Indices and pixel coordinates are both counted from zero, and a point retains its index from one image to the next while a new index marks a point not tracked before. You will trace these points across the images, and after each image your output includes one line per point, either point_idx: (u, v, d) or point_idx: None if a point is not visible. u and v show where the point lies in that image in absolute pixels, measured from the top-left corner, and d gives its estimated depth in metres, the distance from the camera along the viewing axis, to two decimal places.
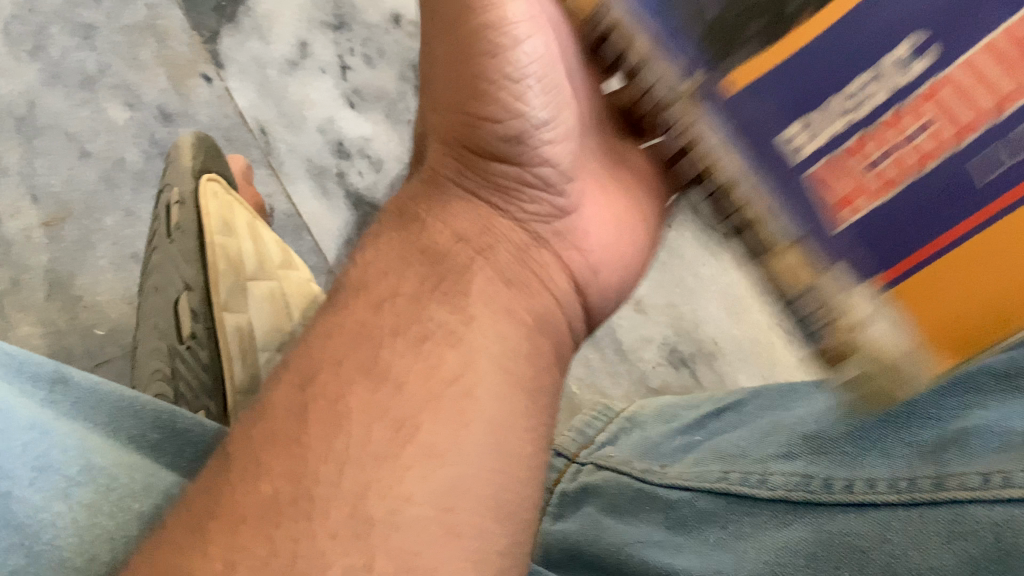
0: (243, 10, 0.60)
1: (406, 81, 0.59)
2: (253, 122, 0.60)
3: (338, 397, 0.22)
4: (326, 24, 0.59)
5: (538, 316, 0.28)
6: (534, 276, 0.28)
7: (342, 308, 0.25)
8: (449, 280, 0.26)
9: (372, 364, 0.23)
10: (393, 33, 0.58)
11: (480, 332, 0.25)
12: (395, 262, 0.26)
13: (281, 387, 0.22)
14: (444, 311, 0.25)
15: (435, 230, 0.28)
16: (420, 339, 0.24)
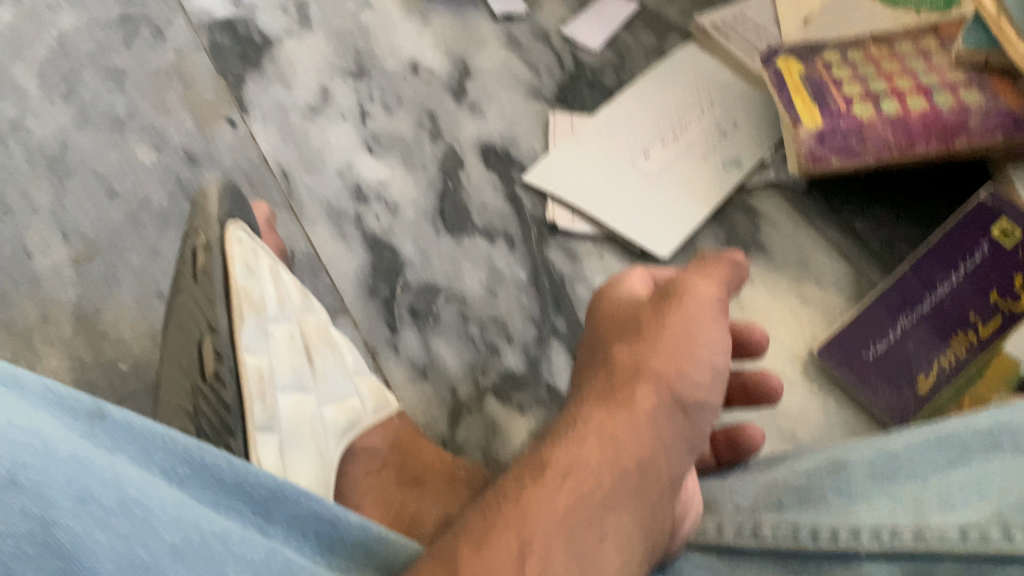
0: (265, 57, 0.68)
1: (423, 126, 0.66)
2: (276, 165, 0.62)
3: (548, 559, 0.27)
4: (346, 73, 0.69)
5: (662, 524, 0.32)
6: (671, 489, 0.32)
7: (544, 483, 0.29)
8: (631, 482, 0.30)
9: (571, 544, 0.27)
10: (410, 79, 0.69)
11: (632, 537, 0.30)
12: (591, 449, 0.30)
13: (503, 539, 0.27)
14: (616, 516, 0.29)
15: (626, 427, 0.32)
16: (599, 537, 0.28)
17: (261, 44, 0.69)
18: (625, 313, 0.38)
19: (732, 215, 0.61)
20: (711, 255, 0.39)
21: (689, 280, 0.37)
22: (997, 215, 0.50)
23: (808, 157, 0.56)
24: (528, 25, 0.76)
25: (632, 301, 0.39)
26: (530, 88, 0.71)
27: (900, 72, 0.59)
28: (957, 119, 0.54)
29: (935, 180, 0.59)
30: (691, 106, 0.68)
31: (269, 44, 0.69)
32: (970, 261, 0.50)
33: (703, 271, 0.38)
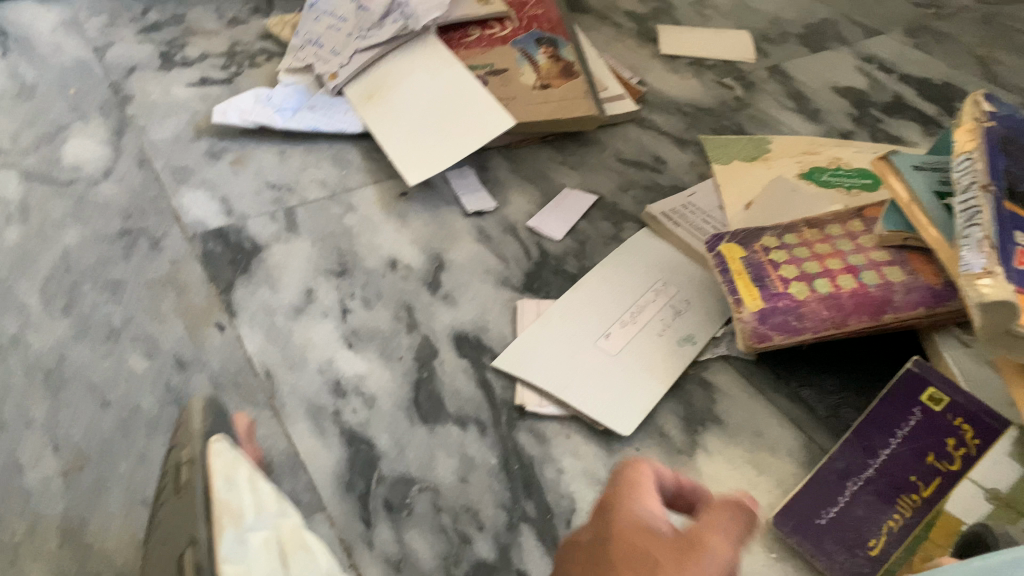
0: (254, 263, 0.75)
1: (400, 319, 0.71)
2: (260, 365, 0.66)
3: None
4: (329, 272, 0.75)
5: None
6: None
7: None
8: None
9: None
10: (388, 275, 0.75)
11: None
12: None
13: None
14: None
15: None
16: None
17: (251, 249, 0.77)
18: (638, 549, 0.35)
19: (690, 389, 0.66)
20: (728, 496, 0.36)
21: (705, 535, 0.35)
22: (924, 383, 0.55)
23: (752, 336, 0.60)
24: (496, 218, 0.84)
25: (649, 539, 0.35)
26: (500, 276, 0.77)
27: (830, 252, 0.65)
28: (883, 294, 0.60)
29: (861, 351, 0.66)
30: (647, 287, 0.75)
31: (259, 247, 0.77)
32: (905, 428, 0.54)
33: (722, 526, 0.35)
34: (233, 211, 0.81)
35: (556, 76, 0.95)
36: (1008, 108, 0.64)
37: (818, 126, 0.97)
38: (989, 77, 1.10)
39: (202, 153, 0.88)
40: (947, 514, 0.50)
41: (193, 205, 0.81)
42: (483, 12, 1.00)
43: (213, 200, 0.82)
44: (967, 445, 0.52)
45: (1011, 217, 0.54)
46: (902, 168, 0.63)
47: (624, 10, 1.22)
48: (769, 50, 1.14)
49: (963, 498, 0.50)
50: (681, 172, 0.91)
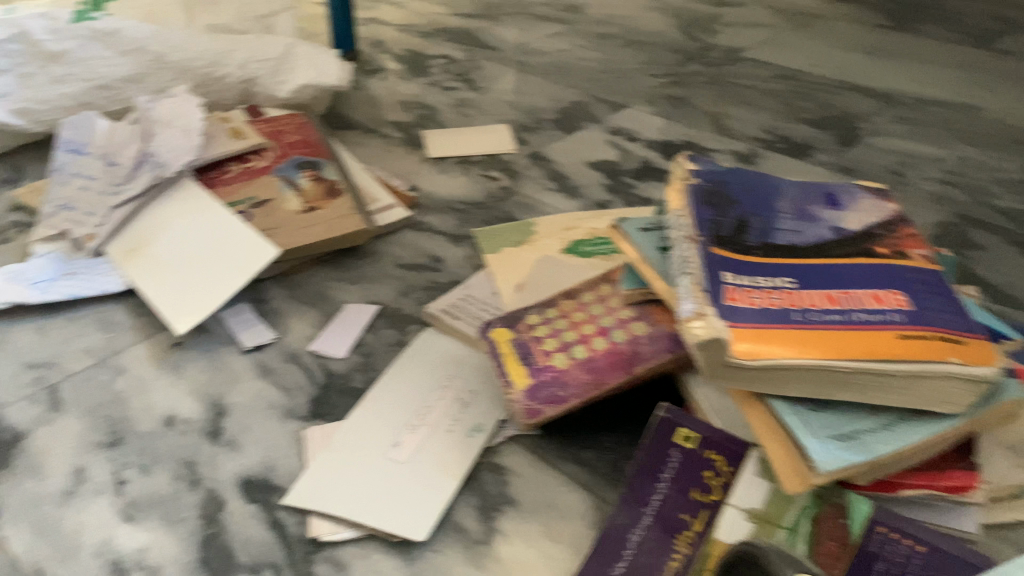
0: (14, 455, 0.70)
1: (181, 478, 0.68)
2: (27, 564, 0.61)
3: None
4: (101, 445, 0.71)
5: None
6: None
7: None
8: None
9: None
10: (166, 434, 0.72)
11: None
12: None
13: None
14: None
15: None
16: None
17: (10, 440, 0.71)
18: None
19: (482, 477, 0.67)
20: None
21: None
22: (674, 426, 0.59)
23: (526, 413, 0.63)
24: (276, 349, 0.83)
25: None
26: (284, 409, 0.76)
27: (585, 319, 0.70)
28: (631, 348, 0.65)
29: (628, 403, 0.71)
30: (433, 384, 0.76)
31: (19, 436, 0.72)
32: (667, 470, 0.58)
33: None
34: None
35: (320, 197, 0.96)
36: (709, 164, 0.72)
37: (577, 202, 1.04)
38: (720, 130, 1.20)
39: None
40: (719, 540, 0.55)
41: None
42: (239, 146, 1.01)
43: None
44: (720, 474, 0.58)
45: (718, 260, 0.60)
46: (630, 231, 0.70)
47: (390, 121, 1.25)
48: (528, 138, 1.20)
49: (728, 523, 0.55)
50: (457, 266, 0.94)
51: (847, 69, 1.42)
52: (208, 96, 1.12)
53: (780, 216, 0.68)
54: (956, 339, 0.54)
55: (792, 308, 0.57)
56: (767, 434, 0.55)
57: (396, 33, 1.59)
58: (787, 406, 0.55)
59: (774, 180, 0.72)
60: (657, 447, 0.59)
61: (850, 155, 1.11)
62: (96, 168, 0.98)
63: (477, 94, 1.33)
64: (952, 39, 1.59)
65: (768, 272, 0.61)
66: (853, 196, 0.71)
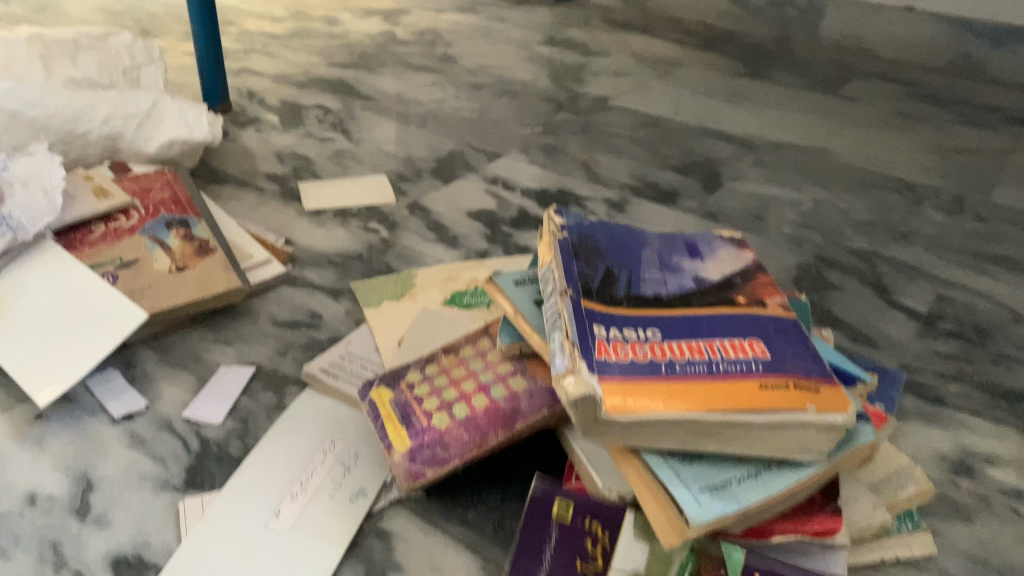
0: None
1: (45, 561, 0.63)
2: None
3: None
4: None
5: None
6: None
7: None
8: None
9: None
10: (27, 513, 0.67)
11: None
12: None
13: None
14: None
15: None
16: None
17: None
18: None
19: (368, 544, 0.66)
20: None
21: None
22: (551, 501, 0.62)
23: (408, 476, 0.64)
24: (149, 418, 0.77)
25: None
26: (159, 479, 0.71)
27: (465, 375, 0.71)
28: (511, 405, 0.67)
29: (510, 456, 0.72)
30: (314, 447, 0.74)
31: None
32: (548, 548, 0.60)
33: None
34: None
35: (191, 256, 0.92)
36: (577, 217, 0.75)
37: (457, 252, 1.05)
38: (593, 178, 1.24)
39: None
40: None
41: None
42: (103, 205, 0.95)
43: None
44: (599, 540, 0.60)
45: (586, 313, 0.63)
46: (505, 285, 0.72)
47: (264, 173, 1.24)
48: (406, 189, 1.21)
49: None
50: (338, 321, 0.92)
51: (707, 115, 1.51)
52: (69, 153, 1.05)
53: (644, 267, 0.71)
54: (810, 387, 0.59)
55: (659, 361, 0.60)
56: (644, 491, 0.57)
57: (269, 83, 1.58)
58: (661, 462, 0.57)
59: (638, 232, 0.76)
60: (535, 527, 0.62)
61: (713, 200, 1.17)
62: None
63: (353, 144, 1.35)
64: (801, 85, 1.71)
65: (636, 324, 0.64)
66: (711, 245, 0.76)
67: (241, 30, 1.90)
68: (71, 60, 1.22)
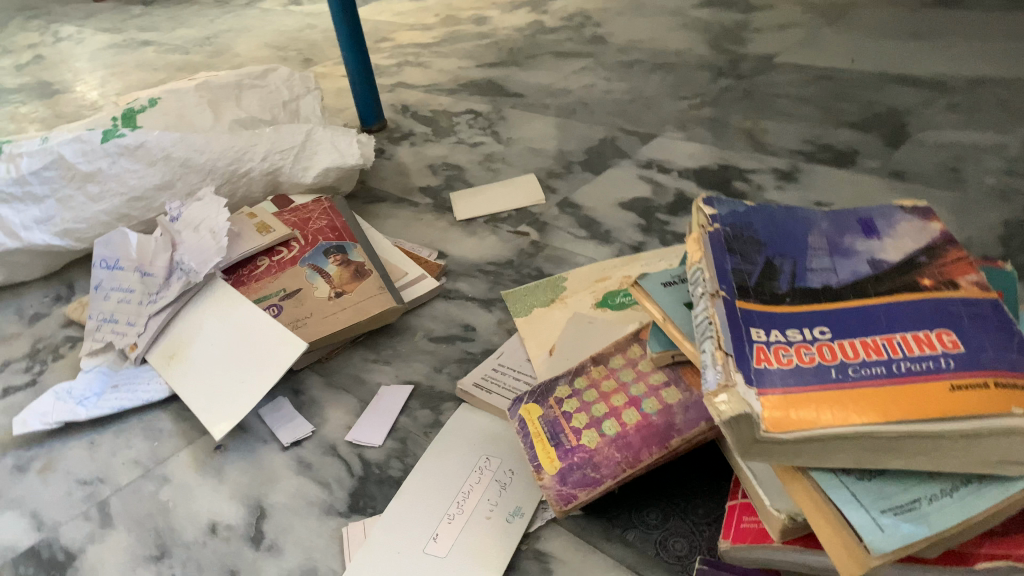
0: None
1: None
2: None
3: None
4: (148, 557, 0.70)
5: None
6: None
7: None
8: None
9: None
10: (209, 543, 0.70)
11: None
12: None
13: None
14: None
15: None
16: None
17: (64, 560, 0.71)
18: None
19: (525, 565, 0.63)
20: None
21: None
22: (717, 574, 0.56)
23: (559, 500, 0.60)
24: (315, 442, 0.79)
25: None
26: (324, 505, 0.72)
27: (615, 388, 0.66)
28: (665, 420, 0.61)
29: (672, 477, 0.66)
30: (469, 468, 0.72)
31: (70, 558, 0.71)
32: None
33: None
34: (42, 523, 0.75)
35: (348, 281, 0.93)
36: (731, 204, 0.67)
37: (610, 247, 1.00)
38: (757, 147, 1.14)
39: (8, 470, 0.82)
40: None
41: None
42: (267, 240, 0.99)
43: (23, 518, 0.76)
44: None
45: (742, 316, 0.56)
46: (654, 289, 0.66)
47: (418, 187, 1.25)
48: (556, 186, 1.17)
49: None
50: (490, 333, 0.90)
51: (889, 58, 1.34)
52: (236, 193, 1.13)
53: (811, 254, 0.62)
54: (1017, 384, 0.48)
55: (828, 365, 0.52)
56: (813, 512, 0.49)
57: (422, 95, 1.60)
58: (832, 480, 0.49)
59: (803, 212, 0.67)
60: None
61: (900, 157, 1.02)
62: (131, 280, 0.97)
63: (503, 146, 1.33)
64: (1004, 4, 1.48)
65: (800, 323, 0.56)
66: (891, 220, 0.65)
67: (396, 45, 1.95)
68: (236, 101, 1.22)
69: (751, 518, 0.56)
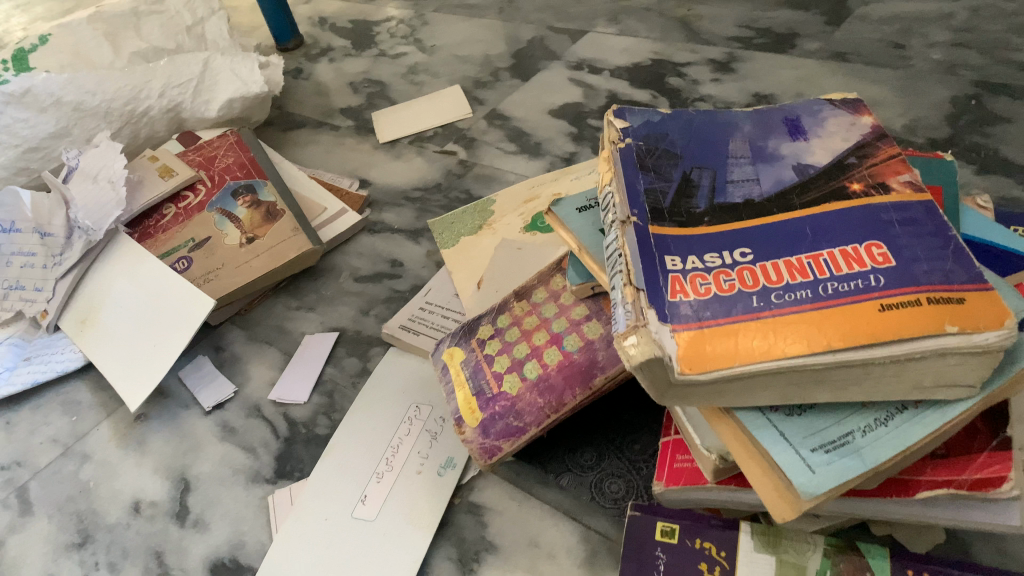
0: None
1: (151, 572, 0.63)
2: None
3: None
4: (70, 544, 0.67)
5: None
6: None
7: None
8: None
9: None
10: (133, 523, 0.67)
11: None
12: None
13: None
14: None
15: None
16: None
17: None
18: None
19: (459, 520, 0.60)
20: None
21: None
22: (653, 520, 0.52)
23: (483, 453, 0.57)
24: (239, 403, 0.75)
25: None
26: (251, 471, 0.68)
27: (537, 325, 0.62)
28: (587, 357, 0.57)
29: (606, 412, 0.62)
30: (398, 420, 0.68)
31: None
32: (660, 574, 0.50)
33: None
34: None
35: (260, 224, 0.87)
36: (644, 114, 0.61)
37: (541, 161, 0.94)
38: (693, 36, 1.06)
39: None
40: None
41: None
42: (169, 186, 0.92)
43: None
44: (718, 563, 0.49)
45: (656, 243, 0.51)
46: (568, 215, 0.61)
47: (339, 109, 1.17)
48: (483, 97, 1.09)
49: None
50: (418, 267, 0.85)
51: None
52: (138, 133, 1.05)
53: (732, 163, 0.57)
54: (951, 298, 0.44)
55: (749, 291, 0.48)
56: (742, 453, 0.47)
57: (341, 4, 1.48)
58: (759, 420, 0.46)
59: (723, 116, 0.62)
60: (639, 549, 0.52)
61: (841, 36, 0.96)
62: (32, 244, 0.90)
63: (426, 55, 1.24)
64: None
65: (719, 245, 0.51)
66: (817, 117, 0.61)
67: None
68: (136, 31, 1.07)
69: (684, 457, 0.53)
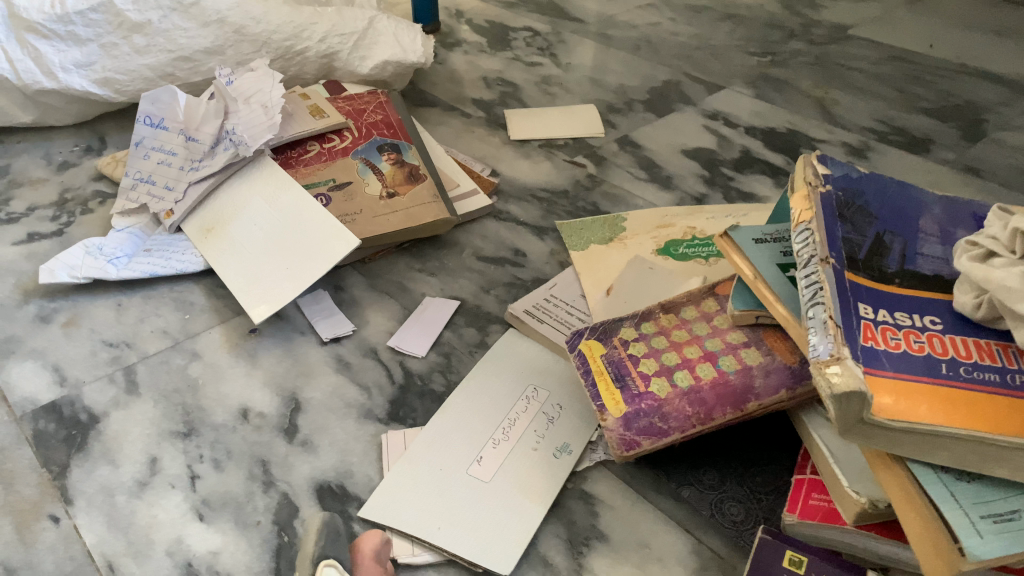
0: (91, 436, 0.67)
1: (254, 478, 0.64)
2: (99, 558, 0.58)
3: None
4: (175, 433, 0.67)
5: None
6: None
7: None
8: None
9: None
10: (240, 429, 0.68)
11: None
12: None
13: None
14: None
15: None
16: None
17: (87, 422, 0.68)
18: None
19: (571, 506, 0.62)
20: None
21: None
22: (783, 548, 0.55)
23: (621, 444, 0.58)
24: (355, 342, 0.77)
25: None
26: (362, 409, 0.70)
27: (687, 339, 0.64)
28: (743, 381, 0.59)
29: (732, 441, 0.65)
30: (516, 395, 0.70)
31: (95, 419, 0.69)
32: None
33: None
34: (65, 379, 0.72)
35: (401, 182, 0.90)
36: (843, 166, 0.64)
37: (670, 194, 0.96)
38: (829, 117, 1.10)
39: (31, 318, 0.79)
40: None
41: (20, 379, 0.72)
42: (318, 125, 0.96)
43: (44, 370, 0.73)
44: None
45: (852, 289, 0.53)
46: (743, 244, 0.64)
47: (470, 99, 1.20)
48: (616, 121, 1.13)
49: None
50: (542, 261, 0.87)
51: (968, 51, 1.31)
52: (288, 69, 1.09)
53: (922, 238, 0.61)
54: None
55: (939, 358, 0.51)
56: (903, 503, 0.49)
57: (478, 4, 1.53)
58: (931, 476, 0.48)
59: (916, 192, 0.65)
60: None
61: (976, 153, 1.01)
62: (176, 144, 0.93)
63: (561, 70, 1.28)
64: None
65: (909, 308, 0.54)
66: None
67: None
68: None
69: (820, 496, 0.57)
